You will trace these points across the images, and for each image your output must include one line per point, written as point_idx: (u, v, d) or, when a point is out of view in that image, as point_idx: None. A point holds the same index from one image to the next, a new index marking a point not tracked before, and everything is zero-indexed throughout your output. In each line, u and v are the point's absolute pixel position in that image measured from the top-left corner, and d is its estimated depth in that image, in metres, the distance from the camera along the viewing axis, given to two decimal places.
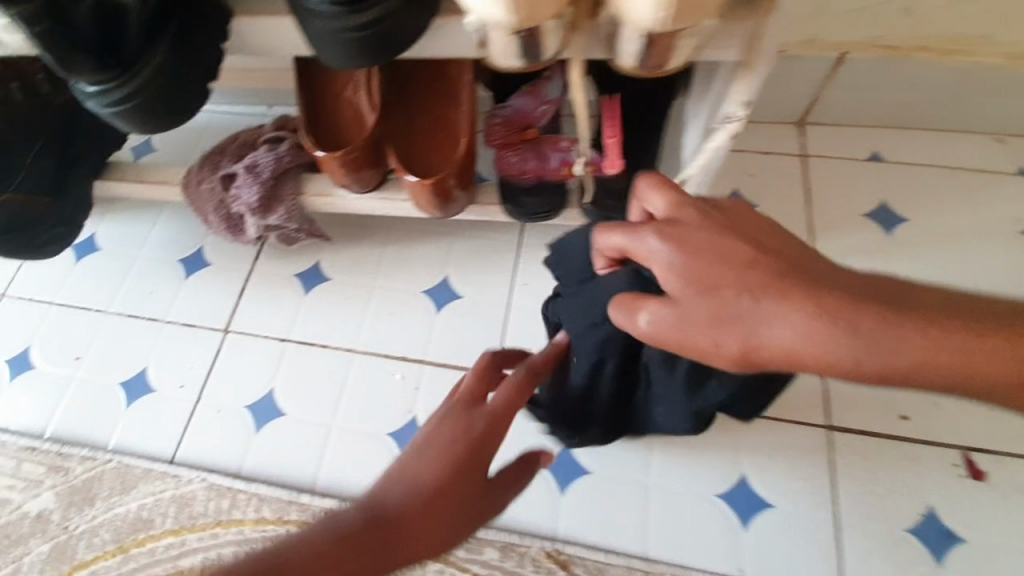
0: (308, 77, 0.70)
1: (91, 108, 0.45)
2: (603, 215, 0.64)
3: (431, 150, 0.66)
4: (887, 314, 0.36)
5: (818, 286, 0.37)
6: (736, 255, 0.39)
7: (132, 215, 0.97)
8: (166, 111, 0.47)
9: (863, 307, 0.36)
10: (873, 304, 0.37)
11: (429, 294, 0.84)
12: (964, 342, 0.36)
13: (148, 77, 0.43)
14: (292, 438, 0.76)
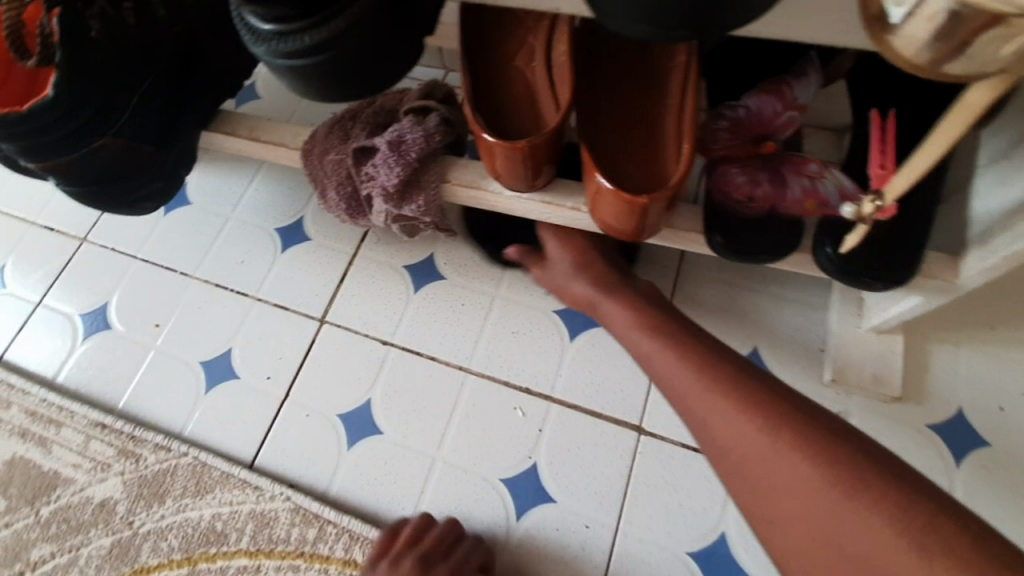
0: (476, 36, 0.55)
1: (259, 57, 0.33)
2: (846, 272, 0.48)
3: (628, 154, 0.51)
4: (761, 401, 0.42)
5: (728, 366, 0.45)
6: (653, 349, 0.50)
7: (227, 169, 0.85)
8: (346, 80, 0.33)
9: (727, 386, 0.43)
10: (788, 429, 0.39)
11: (561, 316, 0.70)
12: (841, 515, 0.35)
13: (353, 19, 0.30)
14: (389, 466, 0.65)
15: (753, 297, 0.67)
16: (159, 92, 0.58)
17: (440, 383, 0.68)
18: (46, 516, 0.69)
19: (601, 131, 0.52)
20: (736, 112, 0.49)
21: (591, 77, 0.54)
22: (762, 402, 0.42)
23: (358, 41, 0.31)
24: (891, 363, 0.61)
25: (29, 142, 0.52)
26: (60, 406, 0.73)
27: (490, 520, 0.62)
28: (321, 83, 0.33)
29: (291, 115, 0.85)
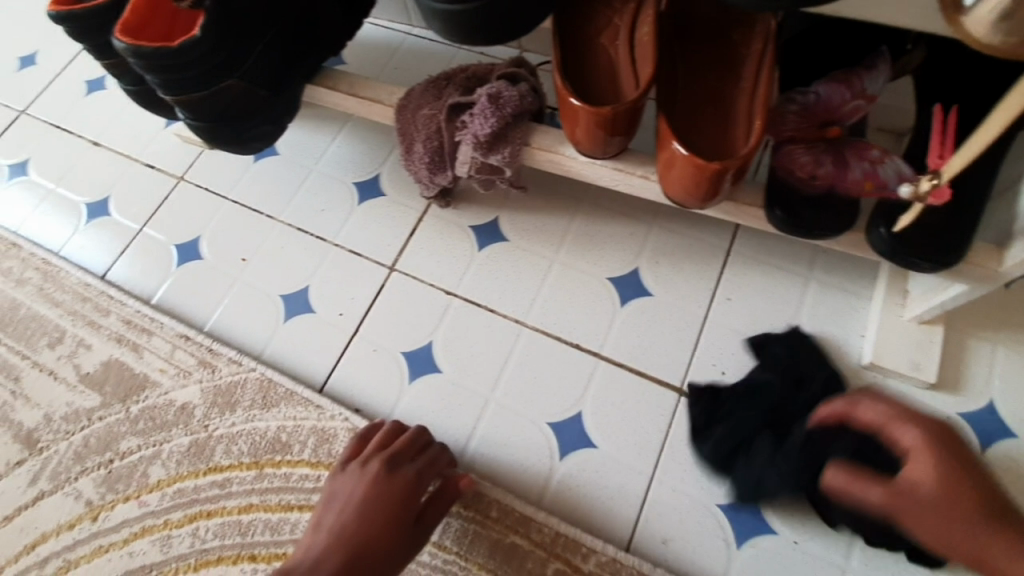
0: (568, 16, 0.61)
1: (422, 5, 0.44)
2: (896, 250, 0.52)
3: (702, 128, 0.56)
4: (938, 503, 0.45)
5: (952, 486, 0.45)
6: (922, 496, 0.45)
7: (314, 125, 0.93)
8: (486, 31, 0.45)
9: (953, 498, 0.44)
10: (965, 512, 0.44)
11: (615, 282, 0.75)
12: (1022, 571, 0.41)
13: None
14: (447, 400, 0.72)
15: (798, 281, 0.71)
16: (282, 43, 0.65)
17: (498, 333, 0.74)
18: (135, 413, 0.76)
19: (678, 107, 0.57)
20: (807, 98, 0.54)
21: (671, 58, 0.58)
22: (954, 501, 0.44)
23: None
24: (928, 352, 0.64)
25: (169, 76, 0.59)
26: (152, 317, 0.81)
27: (535, 458, 0.68)
28: (470, 29, 0.44)
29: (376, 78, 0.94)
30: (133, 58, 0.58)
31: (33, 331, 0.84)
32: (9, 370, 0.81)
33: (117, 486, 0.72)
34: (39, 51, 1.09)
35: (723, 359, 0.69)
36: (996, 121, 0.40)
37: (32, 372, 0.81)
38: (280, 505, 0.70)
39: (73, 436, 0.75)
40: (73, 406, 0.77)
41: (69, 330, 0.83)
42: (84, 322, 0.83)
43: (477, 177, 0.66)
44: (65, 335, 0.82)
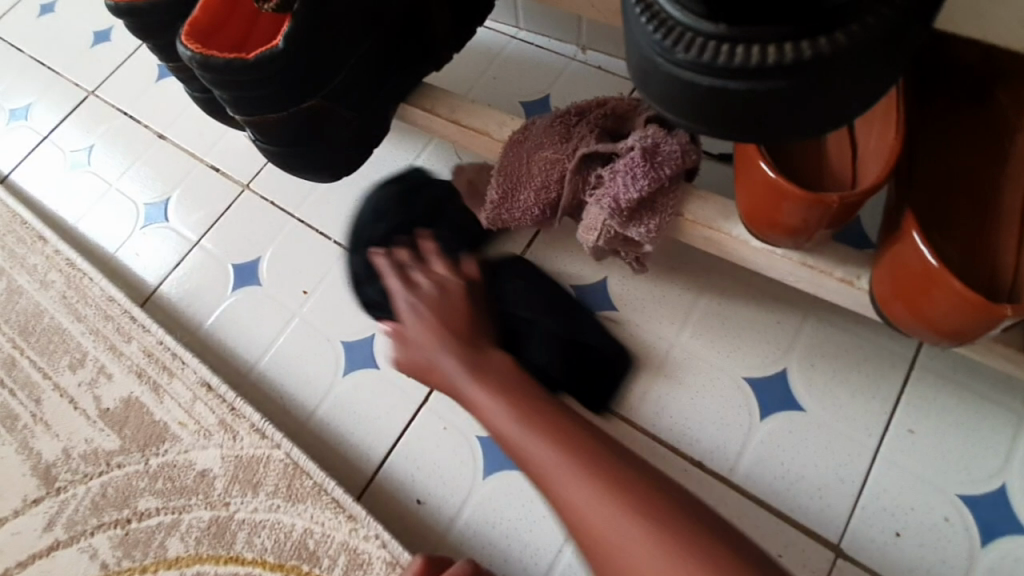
0: None
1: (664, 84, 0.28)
2: None
3: (954, 232, 0.39)
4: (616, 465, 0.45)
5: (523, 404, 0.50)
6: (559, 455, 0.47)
7: (395, 138, 0.80)
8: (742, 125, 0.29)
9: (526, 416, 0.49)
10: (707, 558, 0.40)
11: (752, 384, 0.59)
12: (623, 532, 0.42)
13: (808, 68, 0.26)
14: (528, 510, 0.58)
15: (1013, 420, 0.53)
16: (378, 56, 0.52)
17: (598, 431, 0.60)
18: (155, 468, 0.66)
19: (915, 195, 0.40)
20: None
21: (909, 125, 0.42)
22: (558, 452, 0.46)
23: (808, 93, 0.27)
24: None
25: (241, 94, 0.48)
26: (178, 357, 0.71)
27: None
28: (726, 116, 0.28)
29: (469, 89, 0.78)
30: (198, 69, 0.47)
31: (56, 347, 0.75)
32: (33, 390, 0.73)
33: (133, 553, 0.63)
34: (112, 27, 1.02)
35: (897, 516, 0.52)
36: None
37: (56, 397, 0.72)
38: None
39: (91, 481, 0.67)
40: (93, 444, 0.69)
41: (91, 353, 0.74)
42: (108, 347, 0.74)
43: (604, 245, 0.52)
44: (88, 358, 0.73)
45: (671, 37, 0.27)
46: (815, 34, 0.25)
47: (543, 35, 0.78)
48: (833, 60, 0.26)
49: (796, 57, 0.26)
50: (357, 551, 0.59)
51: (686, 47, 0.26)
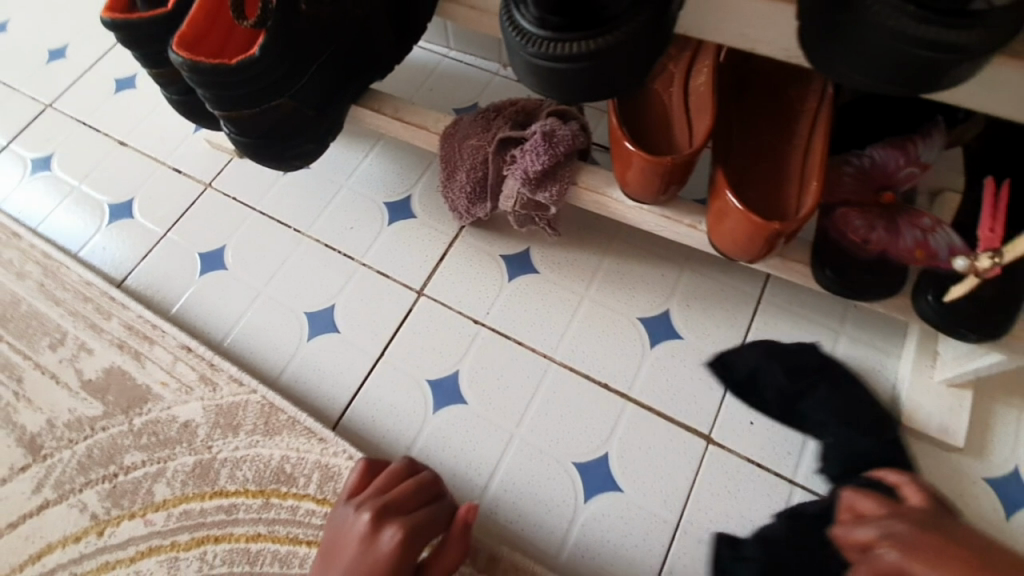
0: None
1: (521, 62, 0.35)
2: (943, 318, 0.52)
3: (755, 182, 0.56)
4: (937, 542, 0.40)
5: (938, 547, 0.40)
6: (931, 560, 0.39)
7: (348, 140, 0.92)
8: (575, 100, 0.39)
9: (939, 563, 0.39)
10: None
11: (644, 323, 0.75)
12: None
13: (622, 41, 0.33)
14: (471, 434, 0.71)
15: (830, 334, 0.71)
16: (335, 64, 0.65)
17: (526, 368, 0.74)
18: (138, 426, 0.75)
19: (730, 159, 0.57)
20: (860, 161, 0.54)
21: (726, 112, 0.59)
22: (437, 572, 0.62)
23: (628, 54, 0.34)
24: (957, 419, 0.64)
25: (223, 92, 0.59)
26: (155, 325, 0.80)
27: (558, 501, 0.67)
28: (575, 87, 0.35)
29: (412, 98, 0.92)
30: (186, 71, 0.58)
31: (34, 331, 0.83)
32: (15, 371, 0.81)
33: (121, 502, 0.72)
34: (69, 44, 1.09)
35: (752, 410, 0.69)
36: None
37: (37, 375, 0.80)
38: (288, 537, 0.68)
39: (77, 444, 0.75)
40: (76, 413, 0.77)
41: (71, 332, 0.82)
42: (80, 323, 0.82)
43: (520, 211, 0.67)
44: (67, 337, 0.82)
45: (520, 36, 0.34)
46: (624, 19, 0.33)
47: (473, 54, 0.94)
48: (640, 34, 0.33)
49: (613, 35, 0.33)
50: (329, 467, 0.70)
51: (533, 44, 0.33)
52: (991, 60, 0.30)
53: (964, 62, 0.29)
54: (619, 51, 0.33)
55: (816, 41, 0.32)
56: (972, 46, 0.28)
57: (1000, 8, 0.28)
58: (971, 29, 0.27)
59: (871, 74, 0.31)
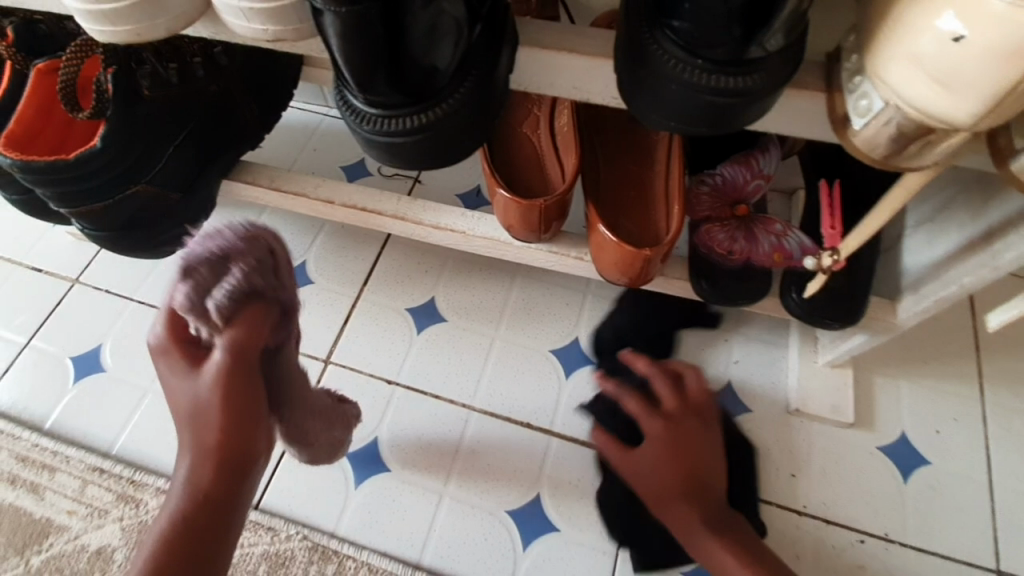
0: None
1: (358, 137, 0.36)
2: (809, 312, 0.57)
3: (625, 213, 0.59)
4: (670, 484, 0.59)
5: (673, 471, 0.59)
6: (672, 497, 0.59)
7: (229, 213, 0.89)
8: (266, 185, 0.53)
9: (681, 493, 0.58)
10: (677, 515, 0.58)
11: (557, 354, 0.76)
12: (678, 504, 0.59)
13: (449, 117, 0.34)
14: (400, 501, 0.68)
15: (724, 336, 0.75)
16: (192, 144, 0.62)
17: (446, 421, 0.72)
18: (37, 565, 0.66)
19: (600, 196, 0.60)
20: (713, 180, 0.59)
21: (591, 150, 0.62)
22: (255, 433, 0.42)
23: (456, 126, 0.35)
24: (844, 394, 0.70)
25: (64, 190, 0.55)
26: (55, 451, 0.72)
27: (497, 554, 0.65)
28: (415, 159, 0.36)
29: (293, 164, 0.90)
30: (20, 173, 0.53)
31: None
32: None
33: None
34: None
35: None
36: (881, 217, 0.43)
37: None
38: None
39: None
40: None
41: None
42: None
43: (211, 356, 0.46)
44: None
45: (353, 114, 0.35)
46: (449, 93, 0.34)
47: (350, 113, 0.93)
48: (467, 107, 0.34)
49: (439, 112, 0.34)
50: (279, 554, 0.66)
51: (365, 123, 0.34)
52: (772, 100, 0.34)
53: (751, 104, 0.32)
54: (448, 125, 0.34)
55: (632, 89, 0.35)
56: (749, 88, 0.31)
57: (772, 53, 0.31)
58: (748, 77, 0.31)
59: (680, 122, 0.34)
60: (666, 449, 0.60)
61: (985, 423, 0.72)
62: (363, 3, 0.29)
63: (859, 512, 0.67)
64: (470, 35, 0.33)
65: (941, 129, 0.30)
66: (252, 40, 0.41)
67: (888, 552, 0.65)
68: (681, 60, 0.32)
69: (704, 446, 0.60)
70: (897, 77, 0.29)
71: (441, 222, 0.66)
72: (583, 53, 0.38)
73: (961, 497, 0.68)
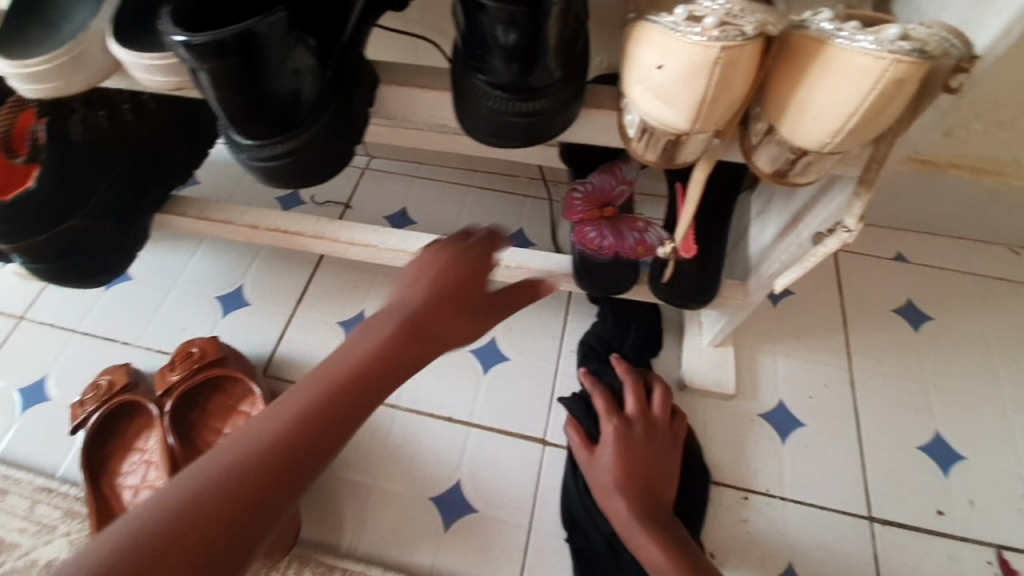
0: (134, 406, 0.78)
1: (236, 159, 0.44)
2: (672, 296, 0.67)
3: None
4: (661, 514, 0.64)
5: (650, 508, 0.64)
6: (637, 527, 0.62)
7: (170, 246, 0.95)
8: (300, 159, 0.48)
9: (652, 522, 0.62)
10: (650, 532, 0.61)
11: (475, 354, 0.84)
12: (639, 533, 0.62)
13: (305, 145, 0.42)
14: (331, 496, 0.73)
15: None
16: (126, 181, 0.69)
17: (373, 420, 0.78)
18: None
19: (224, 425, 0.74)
20: (202, 408, 0.75)
21: (186, 432, 0.73)
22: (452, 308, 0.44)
23: (317, 152, 0.43)
24: (726, 368, 0.79)
25: (5, 225, 0.61)
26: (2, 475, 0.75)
27: (421, 537, 0.71)
28: (287, 178, 0.44)
29: (230, 196, 0.98)
30: None
31: None
32: None
33: None
34: None
35: None
36: (689, 209, 0.52)
37: None
38: None
39: None
40: None
41: None
42: None
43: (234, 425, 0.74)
44: None
45: (230, 145, 0.43)
46: (305, 125, 0.41)
47: None
48: (322, 137, 0.42)
49: (297, 142, 0.41)
50: None
51: (240, 153, 0.43)
52: (570, 115, 0.43)
53: (547, 119, 0.42)
54: (308, 150, 0.42)
55: (460, 110, 0.44)
56: (540, 108, 0.41)
57: (556, 79, 0.40)
58: (541, 100, 0.41)
59: (499, 138, 0.43)
60: (643, 508, 0.63)
61: (853, 384, 0.81)
62: (227, 64, 0.37)
63: (743, 473, 0.74)
64: (324, 77, 0.41)
65: (674, 137, 0.39)
66: (159, 90, 0.49)
67: (770, 506, 0.72)
68: (486, 90, 0.41)
69: (660, 456, 0.68)
70: (637, 94, 0.38)
71: (355, 238, 0.73)
72: (429, 88, 0.47)
73: (832, 452, 0.76)
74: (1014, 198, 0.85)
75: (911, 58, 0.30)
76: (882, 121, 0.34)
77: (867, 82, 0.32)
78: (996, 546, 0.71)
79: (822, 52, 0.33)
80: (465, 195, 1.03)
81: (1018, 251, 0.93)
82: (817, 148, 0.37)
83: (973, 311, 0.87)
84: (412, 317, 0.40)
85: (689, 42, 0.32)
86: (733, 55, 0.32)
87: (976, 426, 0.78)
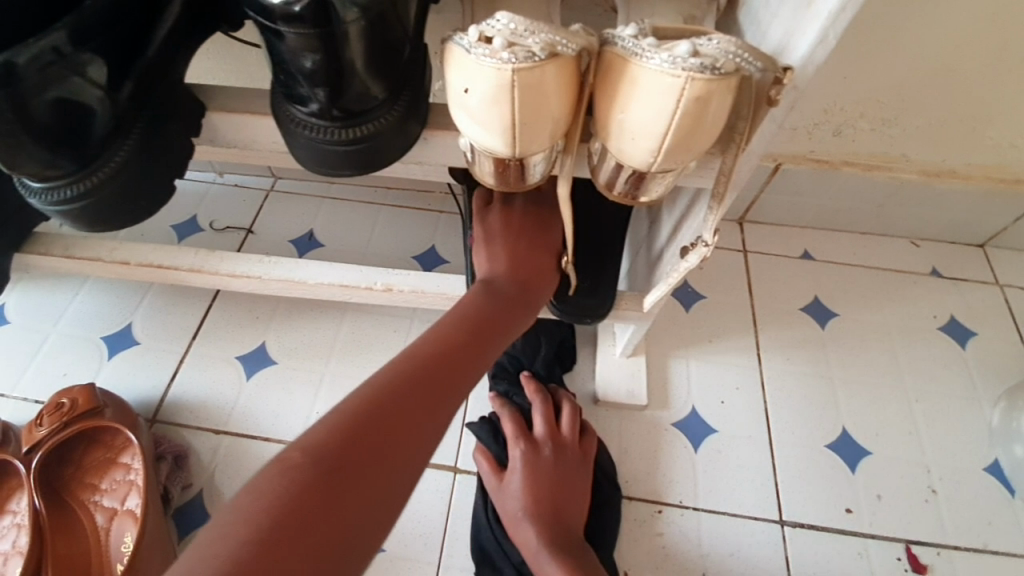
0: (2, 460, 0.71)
1: (37, 205, 0.42)
2: (567, 313, 0.65)
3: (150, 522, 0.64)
4: (569, 539, 0.62)
5: (557, 534, 0.62)
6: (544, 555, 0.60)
7: (51, 285, 0.88)
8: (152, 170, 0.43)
9: (559, 548, 0.60)
10: (556, 559, 0.59)
11: None
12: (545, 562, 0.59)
13: (107, 184, 0.40)
14: None
15: None
16: None
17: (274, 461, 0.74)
18: None
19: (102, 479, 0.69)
20: (78, 463, 0.70)
21: (57, 489, 0.68)
22: (482, 335, 0.53)
23: (126, 190, 0.42)
24: (637, 380, 0.78)
25: None
26: None
27: None
28: (96, 220, 0.42)
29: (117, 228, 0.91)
30: None
31: None
32: None
33: None
34: None
35: None
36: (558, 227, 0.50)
37: None
38: None
39: None
40: None
41: None
42: None
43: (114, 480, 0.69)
44: None
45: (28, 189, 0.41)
46: (108, 161, 0.40)
47: None
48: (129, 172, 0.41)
49: (98, 180, 0.40)
50: None
51: (39, 196, 0.41)
52: (407, 139, 0.41)
53: (377, 145, 0.39)
54: (114, 189, 0.41)
55: (286, 140, 0.41)
56: (363, 133, 0.38)
57: (380, 102, 0.38)
58: (364, 125, 0.38)
59: (330, 168, 0.40)
60: (550, 534, 0.61)
61: (764, 386, 0.81)
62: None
63: (656, 486, 0.73)
64: (120, 108, 0.40)
65: (506, 161, 0.37)
66: None
67: (684, 518, 0.71)
68: (304, 119, 0.38)
69: (569, 478, 0.66)
70: (457, 119, 0.35)
71: (237, 270, 0.68)
72: (262, 114, 0.44)
73: (745, 456, 0.76)
74: (908, 193, 0.87)
75: (705, 75, 0.29)
76: (700, 139, 0.33)
77: (669, 100, 0.30)
78: (903, 540, 0.72)
79: (627, 70, 0.31)
80: (377, 214, 0.99)
81: (917, 243, 0.96)
82: (645, 168, 0.35)
83: (877, 305, 0.89)
84: (461, 332, 0.52)
85: (483, 65, 0.30)
86: (528, 78, 0.30)
87: (881, 419, 0.80)
